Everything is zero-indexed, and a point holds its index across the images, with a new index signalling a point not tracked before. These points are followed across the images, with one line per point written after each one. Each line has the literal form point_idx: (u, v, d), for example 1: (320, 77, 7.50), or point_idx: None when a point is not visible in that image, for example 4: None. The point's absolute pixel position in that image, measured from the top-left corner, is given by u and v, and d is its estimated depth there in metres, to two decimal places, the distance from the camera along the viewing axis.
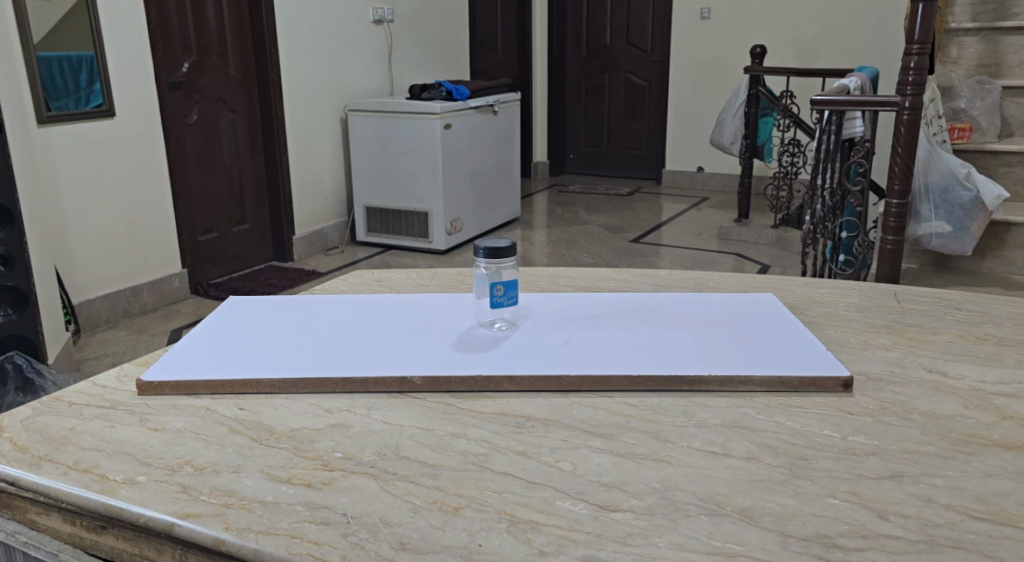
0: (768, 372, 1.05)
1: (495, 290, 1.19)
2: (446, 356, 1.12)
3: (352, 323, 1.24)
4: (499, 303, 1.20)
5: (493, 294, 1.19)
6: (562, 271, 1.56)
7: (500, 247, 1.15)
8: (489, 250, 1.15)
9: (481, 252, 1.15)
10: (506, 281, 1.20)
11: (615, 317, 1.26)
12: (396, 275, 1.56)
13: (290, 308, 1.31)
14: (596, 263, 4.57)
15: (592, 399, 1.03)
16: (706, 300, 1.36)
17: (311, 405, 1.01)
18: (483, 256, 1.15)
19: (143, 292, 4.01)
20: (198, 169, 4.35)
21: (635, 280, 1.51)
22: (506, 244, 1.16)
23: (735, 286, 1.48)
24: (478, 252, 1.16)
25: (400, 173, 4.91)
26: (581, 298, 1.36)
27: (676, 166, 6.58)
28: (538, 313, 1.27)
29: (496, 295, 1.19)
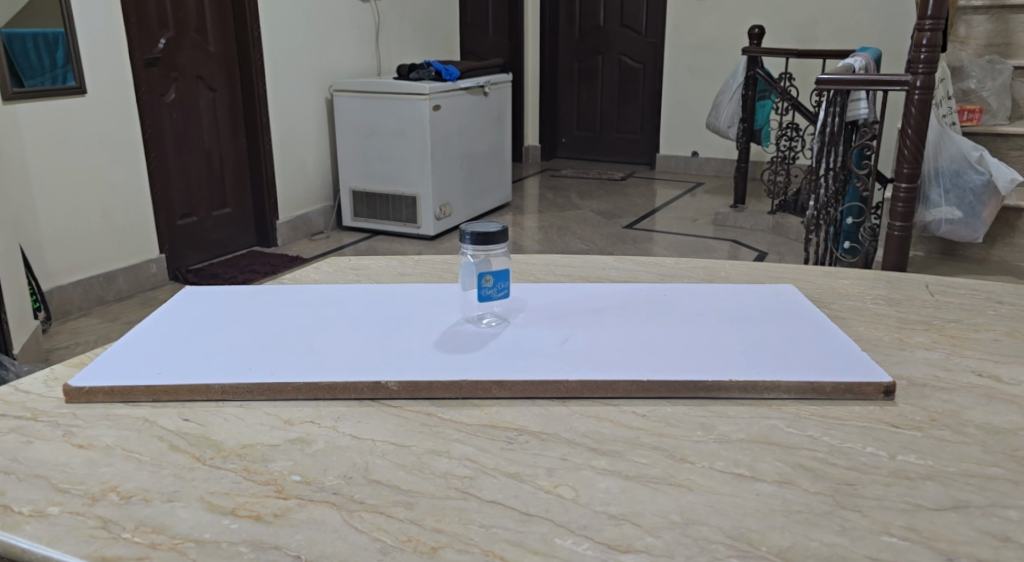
0: (797, 377, 0.91)
1: (483, 281, 1.04)
2: (426, 356, 0.97)
3: (321, 318, 1.09)
4: (488, 297, 1.05)
5: (481, 286, 1.04)
6: (556, 259, 1.42)
7: (487, 231, 1.01)
8: (477, 236, 1.01)
9: (465, 237, 1.01)
10: (497, 272, 1.05)
11: (616, 313, 1.12)
12: (373, 263, 1.41)
13: (250, 301, 1.16)
14: (590, 249, 4.42)
15: (595, 409, 0.89)
16: (719, 293, 1.22)
17: (268, 415, 0.87)
18: (468, 243, 1.01)
19: (118, 278, 3.85)
20: (176, 151, 4.17)
21: (639, 269, 1.37)
22: (496, 228, 1.02)
23: (746, 276, 1.34)
24: (463, 237, 1.02)
25: (387, 155, 4.74)
26: (578, 290, 1.22)
27: (670, 151, 6.44)
28: (532, 308, 1.13)
29: (484, 288, 1.04)
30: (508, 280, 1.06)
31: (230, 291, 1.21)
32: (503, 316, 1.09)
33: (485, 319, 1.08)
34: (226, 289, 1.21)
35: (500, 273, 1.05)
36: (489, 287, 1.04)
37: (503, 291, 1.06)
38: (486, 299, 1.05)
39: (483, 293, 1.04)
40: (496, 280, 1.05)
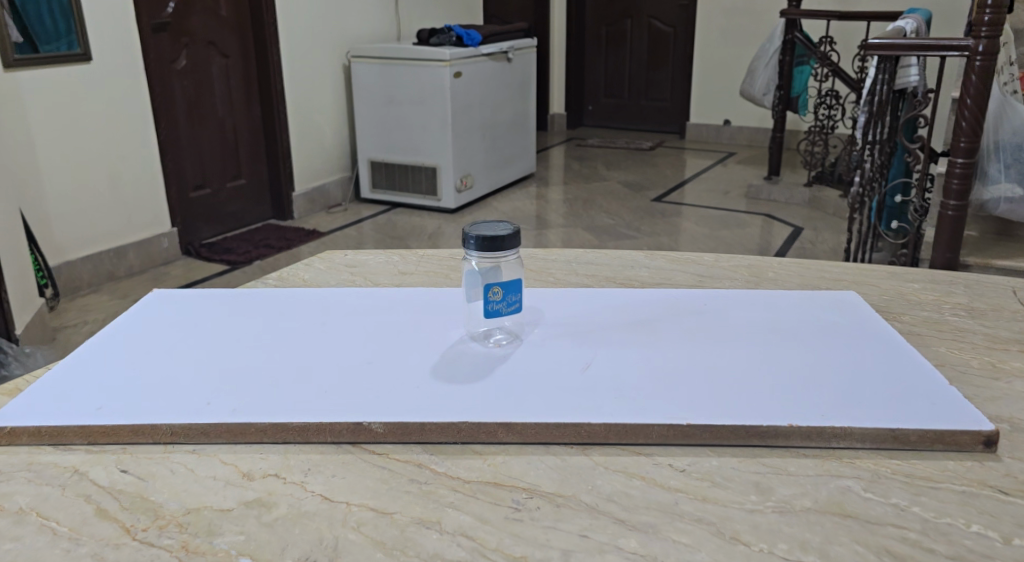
0: (873, 419, 0.74)
1: (490, 294, 0.87)
2: (418, 388, 0.81)
3: (301, 333, 0.94)
4: (497, 312, 0.88)
5: (488, 299, 0.87)
6: (580, 253, 1.25)
7: (498, 236, 0.85)
8: (487, 240, 0.85)
9: (471, 241, 0.86)
10: (507, 282, 0.88)
11: (648, 327, 0.95)
12: (370, 259, 1.25)
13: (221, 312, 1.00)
14: (617, 224, 4.22)
15: (623, 460, 0.72)
16: (768, 301, 1.04)
17: (224, 465, 0.72)
18: (477, 250, 0.85)
19: (129, 253, 3.74)
20: (187, 121, 4.02)
21: (673, 267, 1.19)
22: (506, 232, 0.86)
23: (800, 277, 1.16)
24: (469, 239, 0.86)
25: (406, 124, 4.56)
26: (603, 297, 1.04)
27: (701, 119, 6.17)
28: (549, 322, 0.96)
29: (490, 303, 0.87)
30: (520, 290, 0.90)
31: (200, 298, 1.06)
32: (514, 334, 0.92)
33: (493, 338, 0.91)
34: (196, 294, 1.06)
35: (511, 284, 0.88)
36: (496, 302, 0.88)
37: (515, 307, 0.89)
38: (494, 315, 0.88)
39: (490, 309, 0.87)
40: (508, 293, 0.88)
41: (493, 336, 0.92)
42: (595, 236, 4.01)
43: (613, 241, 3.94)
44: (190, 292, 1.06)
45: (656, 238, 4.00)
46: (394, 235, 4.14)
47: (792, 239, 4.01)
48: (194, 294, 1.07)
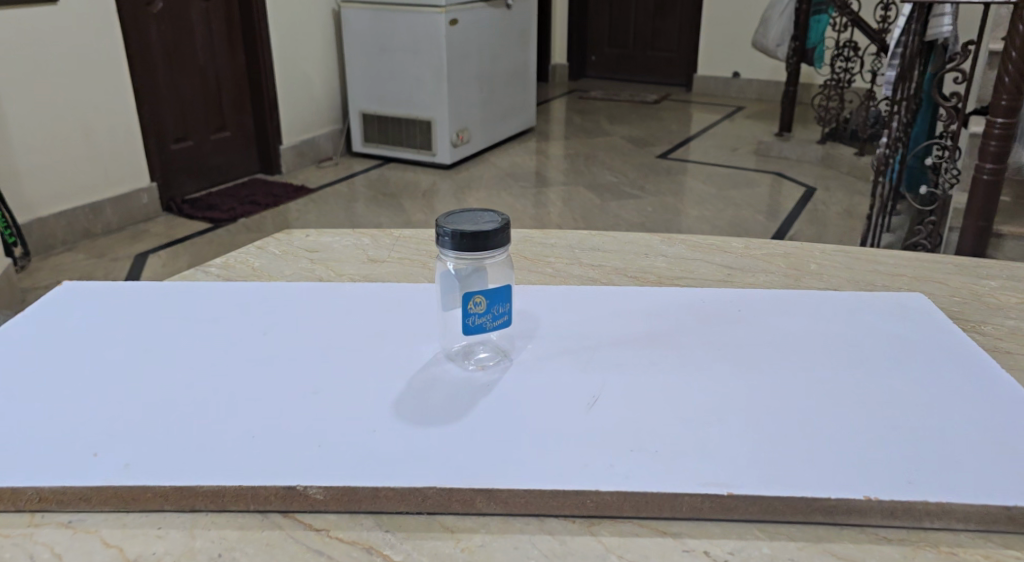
0: (975, 490, 0.55)
1: (472, 305, 0.68)
2: (375, 430, 0.62)
3: (233, 348, 0.74)
4: (480, 328, 0.69)
5: (467, 312, 0.68)
6: (584, 238, 1.05)
7: (481, 230, 0.66)
8: (467, 236, 0.66)
9: (446, 237, 0.67)
10: (492, 290, 0.69)
11: (668, 340, 0.76)
12: (335, 241, 1.05)
13: (136, 316, 0.80)
14: (620, 182, 3.98)
15: (641, 546, 0.54)
16: (816, 302, 0.84)
17: (105, 548, 0.54)
18: (454, 250, 0.67)
19: (106, 209, 3.48)
20: (166, 68, 3.74)
21: (697, 256, 1.00)
22: (490, 226, 0.67)
23: (850, 270, 0.96)
24: (444, 235, 0.67)
25: (399, 74, 4.29)
26: (611, 300, 0.85)
27: (710, 71, 5.90)
28: (544, 335, 0.77)
29: (471, 316, 0.69)
30: (510, 297, 0.71)
31: (120, 290, 0.86)
32: (503, 349, 0.74)
33: (476, 357, 0.73)
34: (116, 287, 0.87)
35: (498, 290, 0.70)
36: (478, 315, 0.69)
37: (501, 321, 0.71)
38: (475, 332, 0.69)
39: (470, 324, 0.69)
40: (492, 303, 0.70)
41: (477, 354, 0.73)
42: (597, 195, 3.78)
43: (615, 201, 3.72)
44: (110, 284, 0.87)
45: (661, 198, 3.76)
46: (384, 191, 3.91)
47: (804, 201, 3.75)
48: (112, 287, 0.87)
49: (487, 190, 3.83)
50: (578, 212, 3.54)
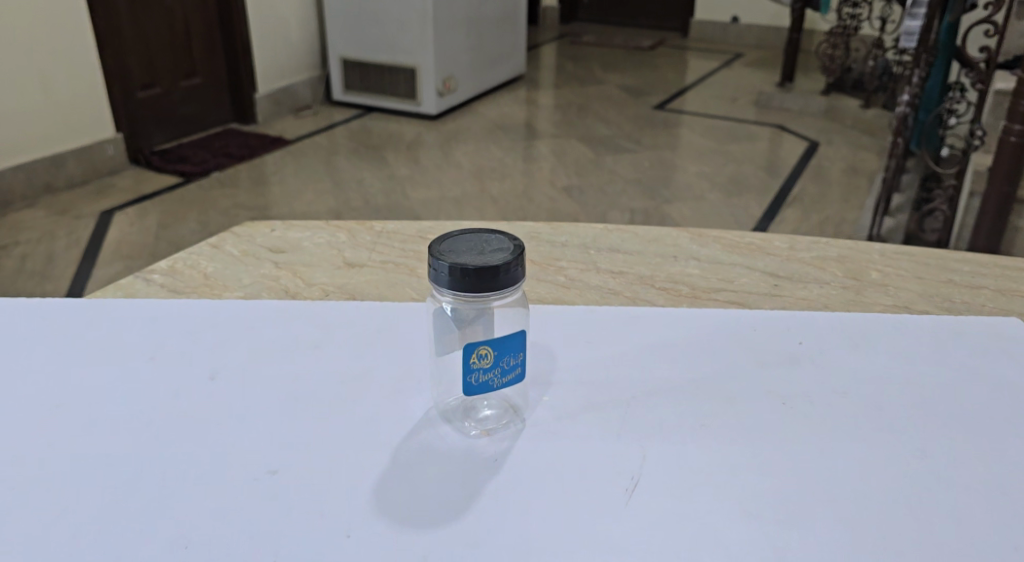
0: None
1: (474, 358, 0.52)
2: (351, 541, 0.48)
3: (167, 408, 0.58)
4: (485, 388, 0.54)
5: (469, 366, 0.52)
6: (600, 235, 0.89)
7: (489, 263, 0.50)
8: (472, 271, 0.50)
9: (442, 273, 0.51)
10: (502, 340, 0.53)
11: (719, 391, 0.61)
12: (304, 237, 0.89)
13: (45, 359, 0.64)
14: (616, 135, 3.75)
15: None
16: (896, 329, 0.69)
17: None
18: (454, 290, 0.51)
19: (68, 161, 3.05)
20: (130, 6, 3.34)
21: (735, 261, 0.84)
22: (502, 258, 0.51)
23: (919, 279, 0.81)
24: (441, 271, 0.51)
25: (381, 17, 4.01)
26: (643, 326, 0.68)
27: (706, 16, 5.64)
28: (561, 384, 0.61)
29: (473, 374, 0.53)
30: (524, 345, 0.55)
31: (40, 314, 0.70)
32: (513, 407, 0.58)
33: (477, 416, 0.58)
34: (35, 311, 0.70)
35: (510, 337, 0.53)
36: (482, 372, 0.53)
37: (515, 376, 0.55)
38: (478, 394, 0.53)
39: (471, 385, 0.53)
40: (501, 355, 0.53)
41: (480, 413, 0.58)
42: (591, 149, 3.55)
43: (610, 154, 3.50)
44: (28, 307, 0.70)
45: (657, 152, 3.54)
46: (367, 143, 3.64)
47: (806, 157, 3.50)
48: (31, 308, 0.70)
49: (476, 142, 3.60)
50: (572, 168, 3.31)
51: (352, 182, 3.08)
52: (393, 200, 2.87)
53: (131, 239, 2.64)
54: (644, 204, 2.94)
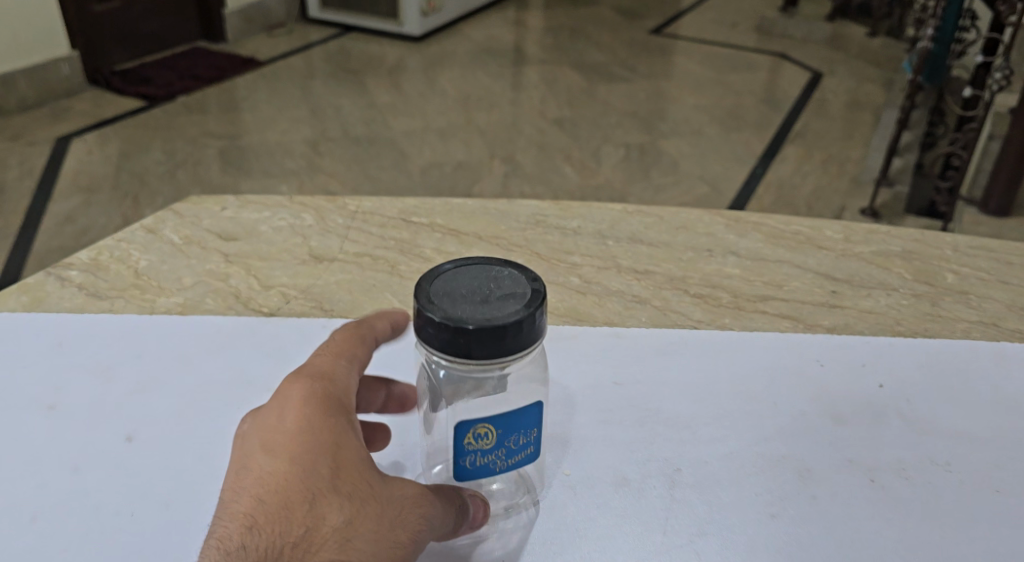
0: None
1: (469, 438, 0.40)
2: None
3: (66, 488, 0.46)
4: (486, 471, 0.42)
5: (458, 448, 0.40)
6: (618, 218, 0.75)
7: (495, 321, 0.36)
8: (473, 334, 0.36)
9: (430, 326, 0.37)
10: (504, 419, 0.40)
11: (793, 468, 0.48)
12: (264, 218, 0.73)
13: None
14: (609, 62, 3.22)
15: None
16: (1003, 372, 0.55)
17: None
18: (446, 352, 0.37)
19: (19, 81, 2.23)
20: None
21: (778, 254, 0.71)
22: (518, 310, 0.37)
23: (1007, 284, 0.67)
24: (431, 325, 0.37)
25: None
26: (686, 367, 0.55)
27: None
28: (589, 456, 0.48)
29: (469, 457, 0.41)
30: (535, 418, 0.42)
31: None
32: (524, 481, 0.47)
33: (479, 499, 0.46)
34: None
35: (517, 411, 0.41)
36: (480, 453, 0.41)
37: (528, 453, 0.42)
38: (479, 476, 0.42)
39: (466, 469, 0.41)
40: (506, 434, 0.41)
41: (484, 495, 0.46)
42: (583, 77, 3.01)
43: (604, 84, 2.95)
44: None
45: (654, 81, 3.00)
46: (345, 66, 2.91)
47: (809, 89, 2.94)
48: None
49: (462, 68, 2.99)
50: (564, 98, 2.78)
51: (329, 108, 2.48)
52: (375, 130, 2.37)
53: (91, 169, 1.98)
54: (639, 137, 2.45)
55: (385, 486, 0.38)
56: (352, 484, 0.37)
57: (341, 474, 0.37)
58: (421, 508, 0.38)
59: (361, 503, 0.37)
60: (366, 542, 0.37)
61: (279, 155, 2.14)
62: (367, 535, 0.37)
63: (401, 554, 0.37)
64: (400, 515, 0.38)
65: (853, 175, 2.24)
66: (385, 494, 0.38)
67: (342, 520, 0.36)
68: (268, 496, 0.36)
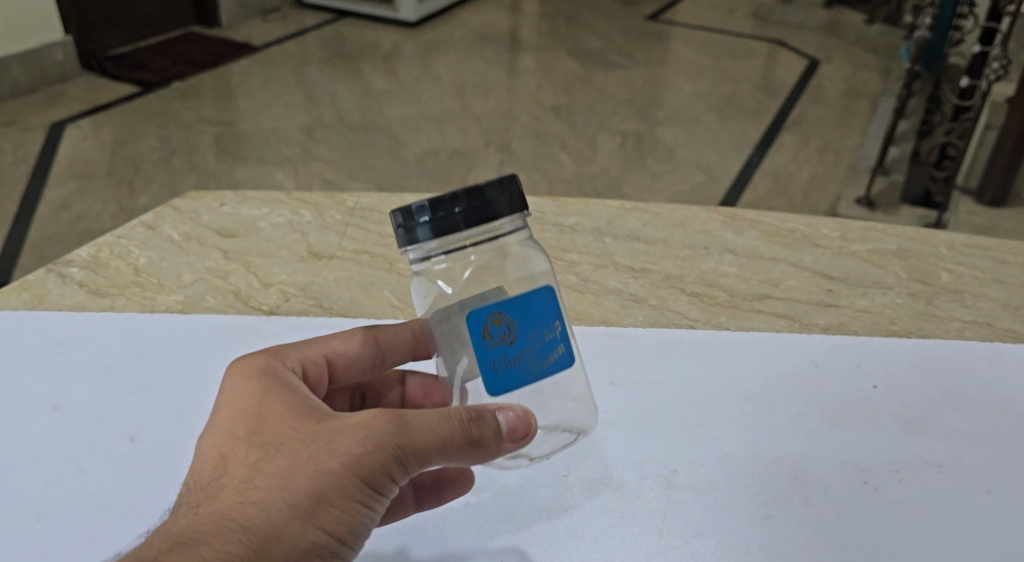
0: None
1: (487, 335, 0.41)
2: None
3: (68, 487, 0.47)
4: (523, 373, 0.41)
5: (483, 350, 0.41)
6: (616, 215, 0.75)
7: (468, 187, 0.40)
8: (450, 198, 0.40)
9: (418, 222, 0.40)
10: (518, 304, 0.41)
11: (793, 471, 0.48)
12: (261, 214, 0.73)
13: None
14: (605, 48, 3.20)
15: None
16: (1000, 372, 0.55)
17: None
18: (437, 237, 0.40)
19: (12, 65, 2.18)
20: None
21: (775, 252, 0.71)
22: (490, 180, 0.40)
23: (1000, 284, 0.67)
24: (424, 217, 0.40)
25: None
26: (684, 366, 0.55)
27: None
28: (588, 457, 0.49)
29: (497, 356, 0.41)
30: (552, 312, 0.42)
31: None
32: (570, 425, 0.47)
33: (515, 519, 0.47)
34: None
35: (532, 298, 0.41)
36: (506, 353, 0.41)
37: (561, 349, 0.42)
38: (518, 382, 0.41)
39: (500, 373, 0.41)
40: (525, 328, 0.41)
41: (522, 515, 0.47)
42: (579, 63, 3.00)
43: (600, 71, 2.93)
44: None
45: (650, 68, 2.98)
46: (339, 51, 2.88)
47: (807, 76, 2.93)
48: None
49: (458, 54, 2.97)
50: (560, 85, 2.77)
51: (325, 96, 2.45)
52: (370, 116, 2.35)
53: (86, 155, 1.94)
54: (635, 125, 2.45)
55: (309, 427, 0.38)
56: (267, 433, 0.39)
57: (262, 428, 0.39)
58: (349, 435, 0.38)
59: (276, 448, 0.38)
60: (276, 481, 0.37)
61: (274, 142, 2.11)
62: (276, 473, 0.37)
63: (319, 481, 0.37)
64: (322, 448, 0.38)
65: (849, 164, 2.23)
66: (307, 433, 0.38)
67: (254, 470, 0.38)
68: (195, 466, 0.39)
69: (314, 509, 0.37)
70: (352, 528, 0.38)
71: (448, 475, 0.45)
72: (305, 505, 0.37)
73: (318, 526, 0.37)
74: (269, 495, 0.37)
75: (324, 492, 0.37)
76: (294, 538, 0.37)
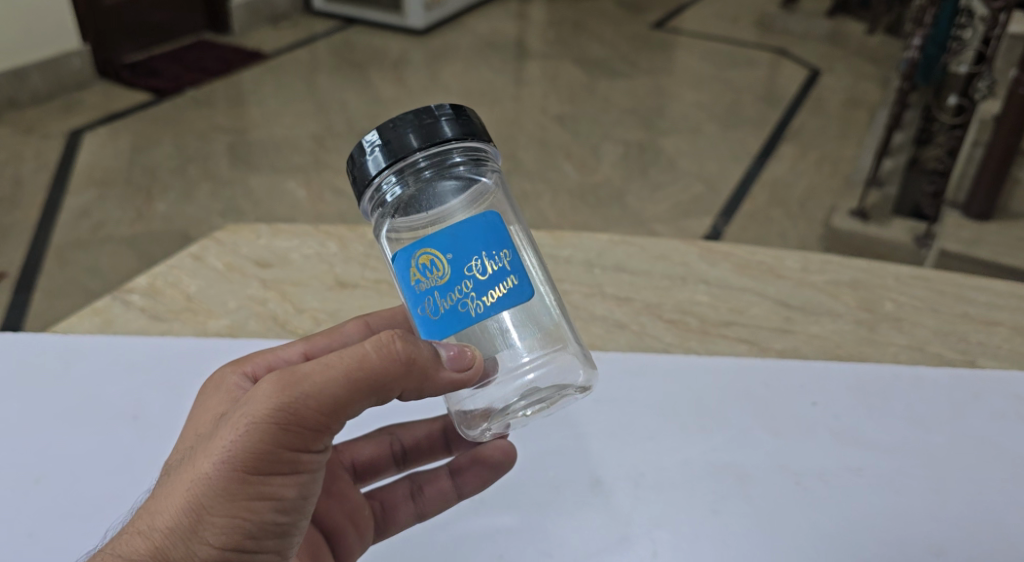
0: None
1: (421, 275, 0.48)
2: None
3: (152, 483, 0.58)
4: (460, 313, 0.47)
5: (419, 289, 0.48)
6: (606, 248, 0.85)
7: (414, 112, 0.48)
8: (395, 125, 0.48)
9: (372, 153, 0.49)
10: (445, 240, 0.47)
11: (735, 475, 0.59)
12: (293, 246, 0.84)
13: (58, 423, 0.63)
14: (611, 58, 3.28)
15: None
16: (925, 386, 0.66)
17: None
18: (389, 159, 0.48)
19: (32, 74, 2.19)
20: None
21: (745, 283, 0.81)
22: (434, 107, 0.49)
23: (935, 311, 0.77)
24: (375, 142, 0.48)
25: None
26: (654, 386, 0.65)
27: None
28: (574, 462, 0.60)
29: (431, 298, 0.48)
30: (487, 244, 0.48)
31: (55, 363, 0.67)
32: (556, 382, 0.51)
33: (520, 511, 0.58)
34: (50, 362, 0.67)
35: (460, 234, 0.48)
36: (441, 290, 0.48)
37: (504, 285, 0.48)
38: (454, 323, 0.48)
39: (435, 317, 0.48)
40: (457, 260, 0.47)
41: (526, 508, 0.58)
42: (585, 73, 3.08)
43: (604, 81, 3.01)
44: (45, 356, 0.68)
45: (654, 78, 3.06)
46: (350, 59, 2.96)
47: (807, 87, 3.01)
48: (43, 361, 0.67)
49: (465, 63, 3.04)
50: (566, 95, 2.85)
51: (335, 103, 2.50)
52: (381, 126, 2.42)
53: (106, 163, 1.98)
54: (638, 135, 2.54)
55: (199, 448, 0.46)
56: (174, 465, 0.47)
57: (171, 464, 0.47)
58: (220, 443, 0.44)
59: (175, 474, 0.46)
60: (167, 502, 0.45)
61: (286, 150, 2.13)
62: (162, 499, 0.45)
63: (191, 494, 0.44)
64: (200, 461, 0.45)
65: (845, 176, 2.31)
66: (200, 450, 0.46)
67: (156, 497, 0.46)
68: None
69: (195, 522, 0.44)
70: (246, 524, 0.45)
71: (483, 460, 0.56)
72: (183, 525, 0.44)
73: (207, 534, 0.44)
74: (158, 519, 0.44)
75: (203, 502, 0.44)
76: (192, 549, 0.44)
